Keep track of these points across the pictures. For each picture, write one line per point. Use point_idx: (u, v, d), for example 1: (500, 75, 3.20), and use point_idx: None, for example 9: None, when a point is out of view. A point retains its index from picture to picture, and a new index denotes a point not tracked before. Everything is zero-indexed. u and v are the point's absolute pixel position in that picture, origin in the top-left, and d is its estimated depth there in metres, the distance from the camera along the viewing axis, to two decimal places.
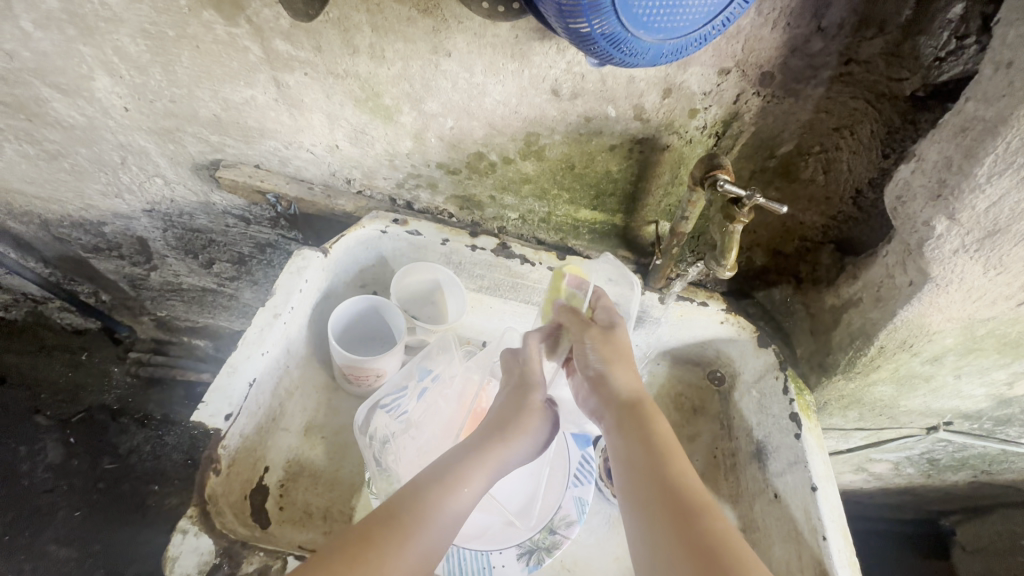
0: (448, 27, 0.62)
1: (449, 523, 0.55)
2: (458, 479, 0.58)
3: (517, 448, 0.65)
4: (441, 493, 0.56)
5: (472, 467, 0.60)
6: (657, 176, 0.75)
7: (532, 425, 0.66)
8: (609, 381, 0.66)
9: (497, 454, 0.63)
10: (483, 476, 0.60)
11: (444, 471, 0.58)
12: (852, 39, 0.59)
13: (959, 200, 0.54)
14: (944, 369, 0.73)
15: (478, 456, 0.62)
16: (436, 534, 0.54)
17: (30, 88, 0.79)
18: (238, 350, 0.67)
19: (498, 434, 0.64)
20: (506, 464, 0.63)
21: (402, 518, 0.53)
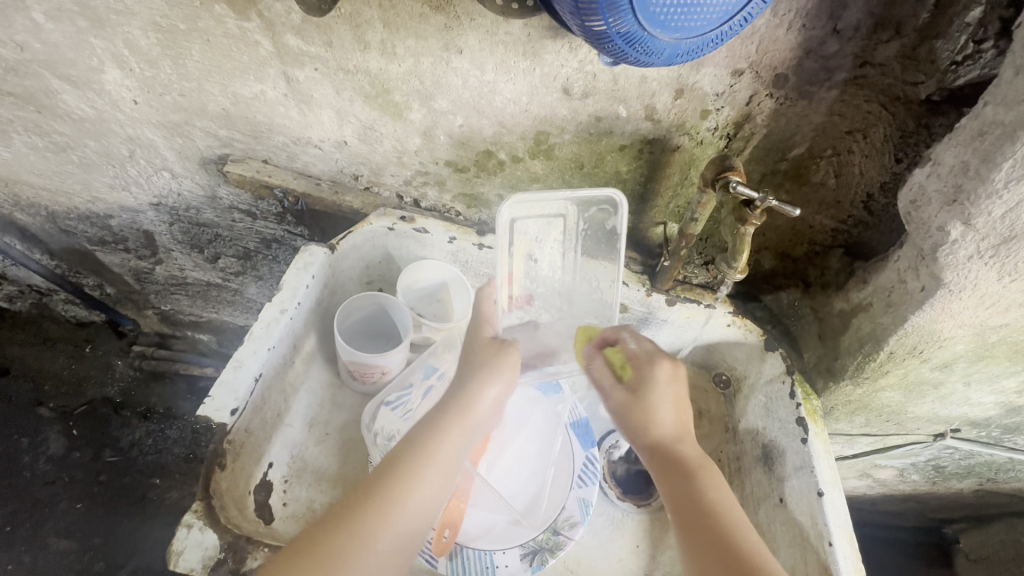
0: (460, 24, 0.61)
1: (423, 494, 0.57)
2: (435, 434, 0.60)
3: (484, 395, 0.63)
4: (418, 448, 0.58)
5: (437, 437, 0.60)
6: (666, 177, 0.75)
7: (495, 367, 0.64)
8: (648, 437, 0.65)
9: (458, 406, 0.62)
10: (451, 439, 0.60)
11: (408, 449, 0.59)
12: (869, 41, 0.58)
13: (975, 205, 0.54)
14: (954, 375, 0.72)
15: (443, 421, 0.61)
16: (411, 510, 0.56)
17: (40, 80, 0.79)
18: (244, 345, 0.67)
19: (460, 390, 0.63)
20: (476, 416, 0.62)
21: (369, 504, 0.55)
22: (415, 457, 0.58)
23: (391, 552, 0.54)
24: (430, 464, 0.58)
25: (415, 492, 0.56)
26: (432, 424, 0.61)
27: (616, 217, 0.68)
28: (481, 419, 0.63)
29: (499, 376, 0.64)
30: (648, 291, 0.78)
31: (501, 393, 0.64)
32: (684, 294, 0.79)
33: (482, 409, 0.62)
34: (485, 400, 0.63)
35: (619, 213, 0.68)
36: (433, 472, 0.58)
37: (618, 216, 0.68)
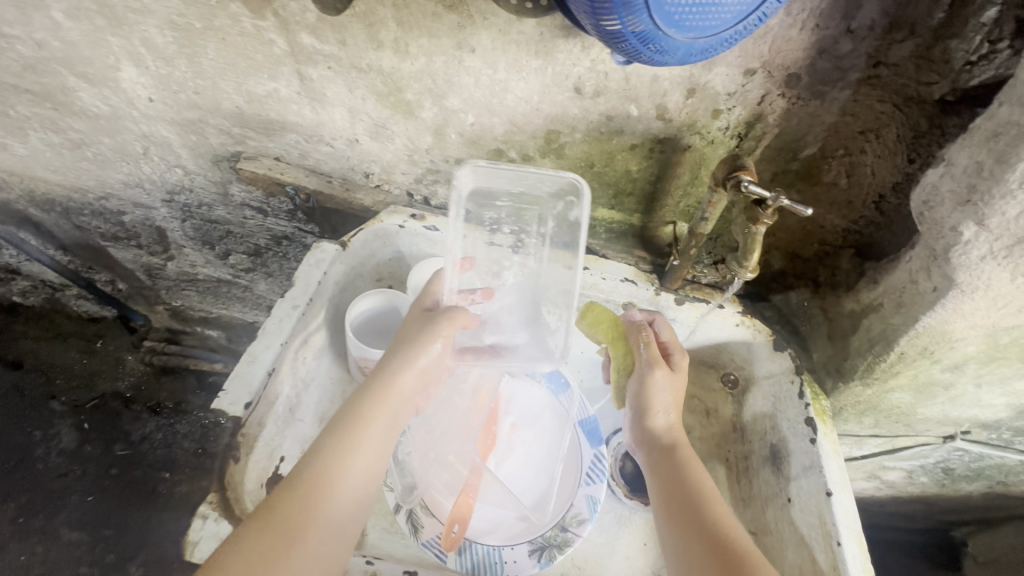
0: (473, 23, 0.62)
1: (354, 467, 0.60)
2: (358, 418, 0.62)
3: (406, 372, 0.64)
4: (346, 432, 0.61)
5: (364, 419, 0.62)
6: (677, 176, 0.75)
7: (418, 339, 0.65)
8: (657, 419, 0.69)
9: (381, 387, 0.63)
10: (379, 420, 0.62)
11: (335, 435, 0.61)
12: (882, 41, 0.58)
13: (989, 206, 0.53)
14: (965, 377, 0.72)
15: (368, 403, 0.62)
16: (344, 490, 0.59)
17: (57, 78, 0.80)
18: (258, 340, 0.70)
19: (382, 371, 0.64)
20: (402, 393, 0.64)
21: (302, 488, 0.57)
22: (343, 440, 0.60)
23: (334, 529, 0.57)
24: (359, 444, 0.61)
25: (345, 473, 0.59)
26: (356, 406, 0.62)
27: (579, 204, 0.68)
28: (408, 396, 0.65)
29: (421, 349, 0.65)
30: (656, 289, 0.79)
31: (429, 367, 0.65)
32: (692, 293, 0.79)
33: (405, 385, 0.64)
34: (408, 378, 0.64)
35: (580, 199, 0.67)
36: (362, 453, 0.61)
37: (580, 203, 0.67)
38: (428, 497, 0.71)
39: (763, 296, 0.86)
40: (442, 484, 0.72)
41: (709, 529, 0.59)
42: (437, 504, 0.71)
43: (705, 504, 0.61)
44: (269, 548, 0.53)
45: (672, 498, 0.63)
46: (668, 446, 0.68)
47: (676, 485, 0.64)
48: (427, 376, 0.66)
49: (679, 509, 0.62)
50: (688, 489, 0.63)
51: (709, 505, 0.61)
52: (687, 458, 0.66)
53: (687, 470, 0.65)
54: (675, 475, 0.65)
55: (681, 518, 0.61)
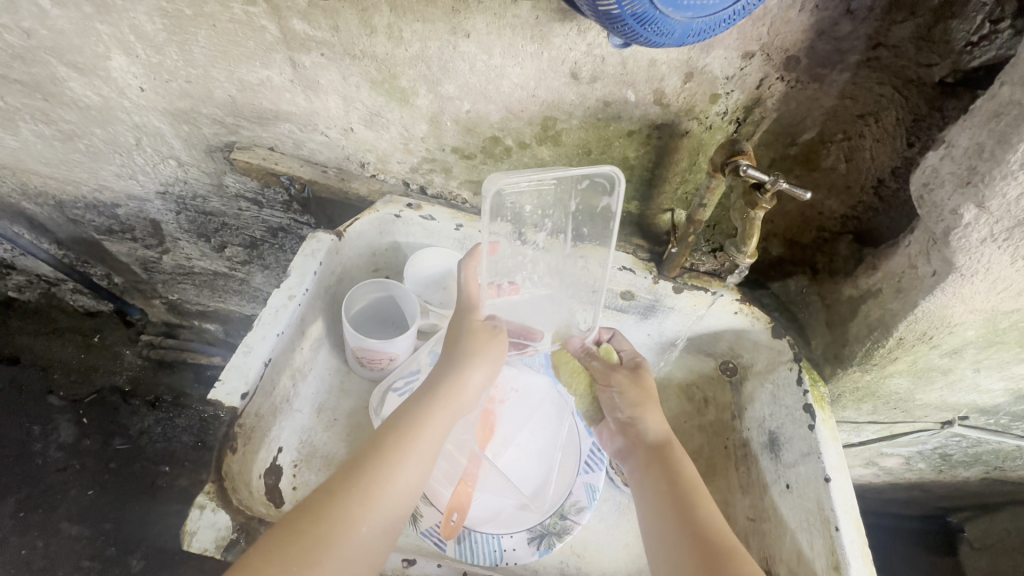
0: (467, 7, 0.61)
1: (415, 466, 0.59)
2: (421, 419, 0.62)
3: (470, 380, 0.67)
4: (408, 430, 0.61)
5: (426, 420, 0.62)
6: (675, 163, 0.74)
7: (483, 352, 0.68)
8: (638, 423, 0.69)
9: (447, 392, 0.65)
10: (440, 422, 0.63)
11: (394, 432, 0.61)
12: (883, 22, 0.57)
13: (989, 187, 0.53)
14: (963, 362, 0.72)
15: (435, 406, 0.64)
16: (402, 486, 0.58)
17: (46, 67, 0.79)
18: (254, 330, 0.68)
19: (449, 377, 0.66)
20: (464, 398, 0.66)
21: (362, 478, 0.57)
22: (406, 438, 0.60)
23: (385, 525, 0.56)
24: (420, 443, 0.61)
25: (405, 469, 0.59)
26: (420, 406, 0.63)
27: (610, 196, 0.63)
28: (467, 403, 0.67)
29: (483, 361, 0.68)
30: (654, 278, 0.79)
31: (488, 378, 0.69)
32: (691, 282, 0.78)
33: (468, 390, 0.66)
34: (472, 383, 0.67)
35: (613, 193, 0.62)
36: (422, 452, 0.60)
37: (613, 195, 0.63)
38: (427, 487, 0.71)
39: (762, 284, 0.86)
40: (441, 473, 0.72)
41: (696, 526, 0.59)
42: (437, 492, 0.71)
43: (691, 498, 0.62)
44: (321, 535, 0.53)
45: (659, 494, 0.63)
46: (655, 444, 0.68)
47: (667, 482, 0.64)
48: (484, 387, 0.69)
49: (667, 504, 0.62)
50: (677, 484, 0.63)
51: (695, 503, 0.61)
52: (673, 455, 0.66)
53: (672, 467, 0.65)
54: (664, 472, 0.65)
55: (667, 512, 0.61)
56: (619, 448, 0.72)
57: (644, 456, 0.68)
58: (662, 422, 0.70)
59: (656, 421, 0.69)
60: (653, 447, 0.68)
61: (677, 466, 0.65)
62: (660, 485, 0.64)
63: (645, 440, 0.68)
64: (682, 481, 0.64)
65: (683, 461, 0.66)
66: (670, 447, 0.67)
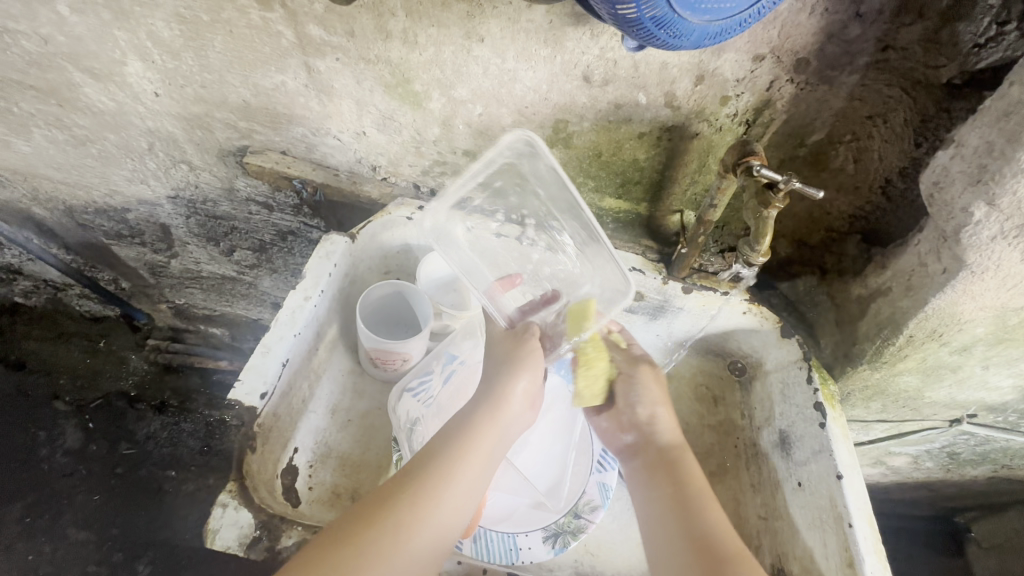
0: (482, 12, 0.62)
1: (463, 478, 0.60)
2: (469, 430, 0.63)
3: (515, 389, 0.65)
4: (456, 442, 0.62)
5: (472, 431, 0.63)
6: (685, 164, 0.75)
7: (522, 360, 0.65)
8: (655, 425, 0.73)
9: (490, 405, 0.64)
10: (488, 434, 0.63)
11: (444, 444, 0.62)
12: (891, 25, 0.58)
13: (1000, 185, 0.54)
14: (972, 359, 0.73)
15: (477, 420, 0.63)
16: (450, 498, 0.59)
17: (62, 73, 0.80)
18: (271, 331, 0.68)
19: (494, 388, 0.65)
20: (508, 410, 0.64)
21: (412, 488, 0.58)
22: (454, 450, 0.61)
23: (436, 535, 0.58)
24: (468, 456, 0.61)
25: (453, 480, 0.60)
26: (469, 418, 0.64)
27: (535, 151, 0.64)
28: (514, 413, 0.65)
29: (526, 369, 0.65)
30: (664, 278, 0.79)
31: (535, 386, 0.66)
32: (701, 282, 0.79)
33: (512, 400, 0.65)
34: (517, 392, 0.65)
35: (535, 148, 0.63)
36: (471, 464, 0.61)
37: (535, 149, 0.63)
38: None
39: (770, 284, 0.87)
40: None
41: (699, 527, 0.61)
42: None
43: (695, 501, 0.64)
44: (371, 542, 0.55)
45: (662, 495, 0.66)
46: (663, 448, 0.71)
47: (675, 485, 0.66)
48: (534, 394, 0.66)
49: (672, 506, 0.65)
50: (687, 487, 0.65)
51: (701, 507, 0.63)
52: (681, 458, 0.69)
53: (679, 470, 0.68)
54: (672, 475, 0.67)
55: (675, 515, 0.63)
56: (624, 446, 0.75)
57: (654, 457, 0.71)
58: (669, 426, 0.73)
59: (667, 424, 0.73)
60: (665, 449, 0.71)
61: (686, 470, 0.68)
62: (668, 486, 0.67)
63: (658, 441, 0.72)
64: (690, 482, 0.66)
65: (694, 467, 0.68)
66: (684, 452, 0.70)
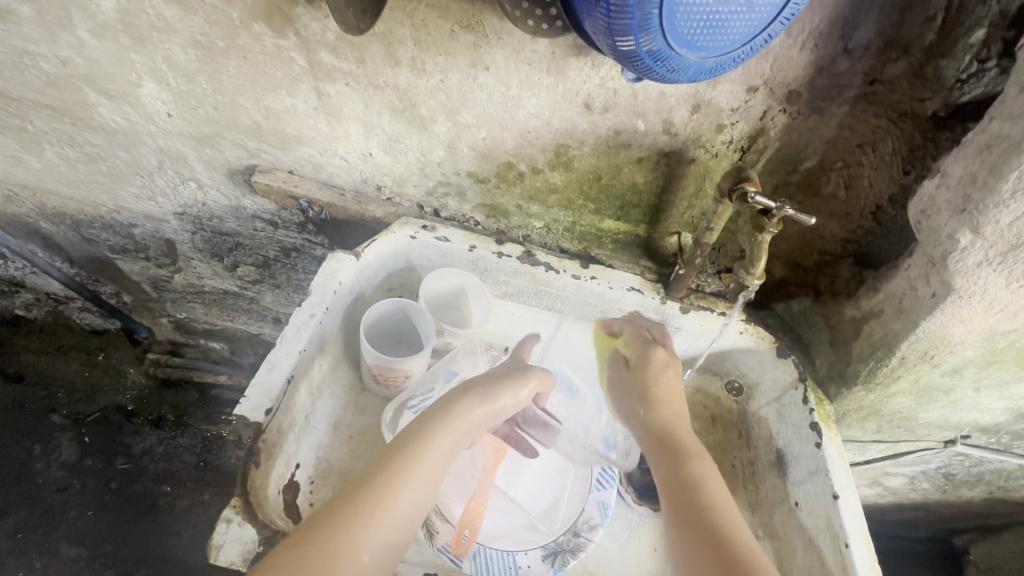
0: (488, 42, 0.65)
1: (417, 491, 0.59)
2: (427, 443, 0.61)
3: (480, 406, 0.65)
4: (411, 455, 0.60)
5: (426, 444, 0.61)
6: (681, 189, 0.78)
7: (502, 387, 0.67)
8: (656, 410, 0.72)
9: (452, 416, 0.64)
10: (444, 446, 0.62)
11: (399, 456, 0.60)
12: (878, 60, 0.62)
13: (984, 214, 0.56)
14: (964, 381, 0.74)
15: (436, 435, 0.62)
16: (401, 516, 0.58)
17: (79, 94, 0.82)
18: (276, 347, 0.70)
19: (457, 402, 0.65)
20: (470, 427, 0.64)
21: (365, 504, 0.57)
22: (410, 463, 0.60)
23: (388, 547, 0.57)
24: (425, 468, 0.60)
25: (408, 494, 0.59)
26: (426, 429, 0.62)
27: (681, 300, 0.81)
28: (475, 428, 0.65)
29: (503, 392, 0.67)
30: (662, 299, 0.81)
31: (501, 407, 0.67)
32: (697, 303, 0.81)
33: (476, 420, 0.64)
34: (480, 407, 0.65)
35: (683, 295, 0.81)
36: (426, 476, 0.60)
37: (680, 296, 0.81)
38: (439, 502, 0.71)
39: (765, 305, 0.88)
40: (454, 489, 0.71)
41: (717, 530, 0.60)
42: (448, 510, 0.71)
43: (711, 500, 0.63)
44: (324, 561, 0.53)
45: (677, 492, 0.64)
46: (672, 438, 0.69)
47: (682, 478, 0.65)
48: (499, 412, 0.67)
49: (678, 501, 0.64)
50: (689, 482, 0.65)
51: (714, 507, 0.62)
52: (687, 445, 0.68)
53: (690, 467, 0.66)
54: (675, 467, 0.66)
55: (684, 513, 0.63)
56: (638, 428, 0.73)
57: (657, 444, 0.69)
58: (675, 416, 0.72)
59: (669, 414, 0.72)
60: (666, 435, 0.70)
61: (696, 464, 0.66)
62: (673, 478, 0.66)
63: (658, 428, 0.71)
64: (696, 474, 0.66)
65: (698, 454, 0.68)
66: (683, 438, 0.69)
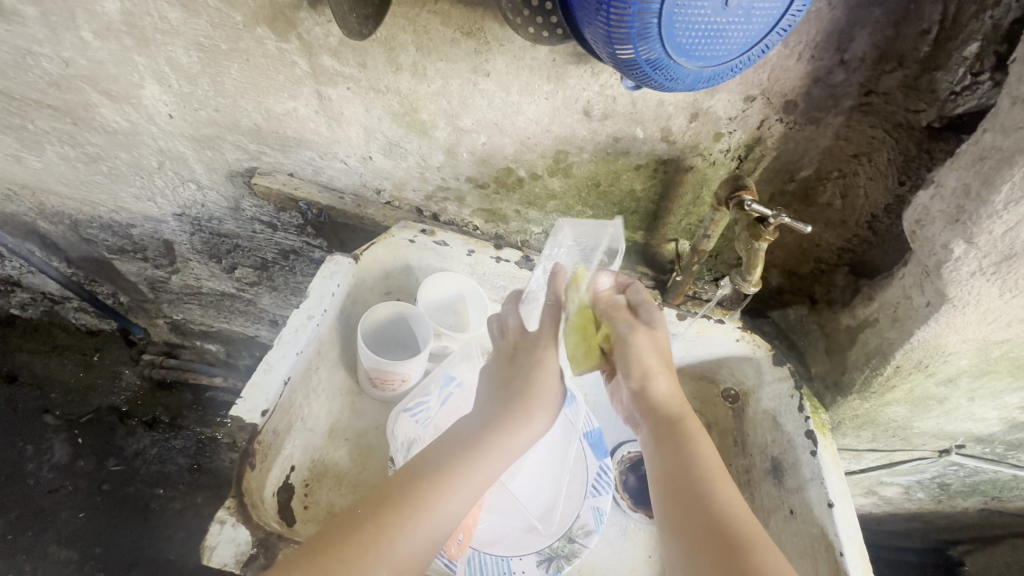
0: (489, 49, 0.65)
1: (459, 499, 0.60)
2: (481, 452, 0.64)
3: (532, 425, 0.69)
4: (466, 459, 0.63)
5: (475, 456, 0.63)
6: (679, 196, 0.78)
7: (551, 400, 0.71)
8: (651, 388, 0.70)
9: (502, 429, 0.67)
10: (493, 461, 0.64)
11: (452, 461, 0.62)
12: (873, 72, 0.63)
13: (977, 225, 0.57)
14: (958, 391, 0.75)
15: (485, 447, 0.64)
16: (440, 528, 0.59)
17: (80, 94, 0.83)
18: (273, 349, 0.70)
19: (511, 417, 0.68)
20: (520, 444, 0.67)
21: (412, 499, 0.58)
22: (461, 467, 0.62)
23: (424, 549, 0.57)
24: (474, 473, 0.62)
25: (454, 498, 0.60)
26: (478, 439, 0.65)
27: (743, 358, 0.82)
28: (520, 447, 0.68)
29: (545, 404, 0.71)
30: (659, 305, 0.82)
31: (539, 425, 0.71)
32: (694, 309, 0.82)
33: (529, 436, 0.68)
34: (530, 420, 0.68)
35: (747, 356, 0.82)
36: (475, 483, 0.62)
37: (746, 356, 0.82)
38: None
39: (762, 312, 0.89)
40: None
41: (715, 516, 0.59)
42: None
43: (706, 489, 0.61)
44: (361, 544, 0.54)
45: (671, 477, 0.63)
46: (671, 421, 0.68)
47: (680, 463, 0.64)
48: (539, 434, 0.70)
49: (677, 485, 0.62)
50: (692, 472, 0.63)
51: (713, 487, 0.61)
52: (688, 431, 0.67)
53: (689, 451, 0.65)
54: (677, 448, 0.65)
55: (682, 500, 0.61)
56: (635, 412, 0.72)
57: (656, 429, 0.68)
58: (678, 394, 0.71)
59: (667, 393, 0.70)
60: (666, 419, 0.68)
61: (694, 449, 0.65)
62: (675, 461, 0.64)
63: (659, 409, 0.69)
64: (698, 463, 0.64)
65: (699, 442, 0.66)
66: (683, 424, 0.68)
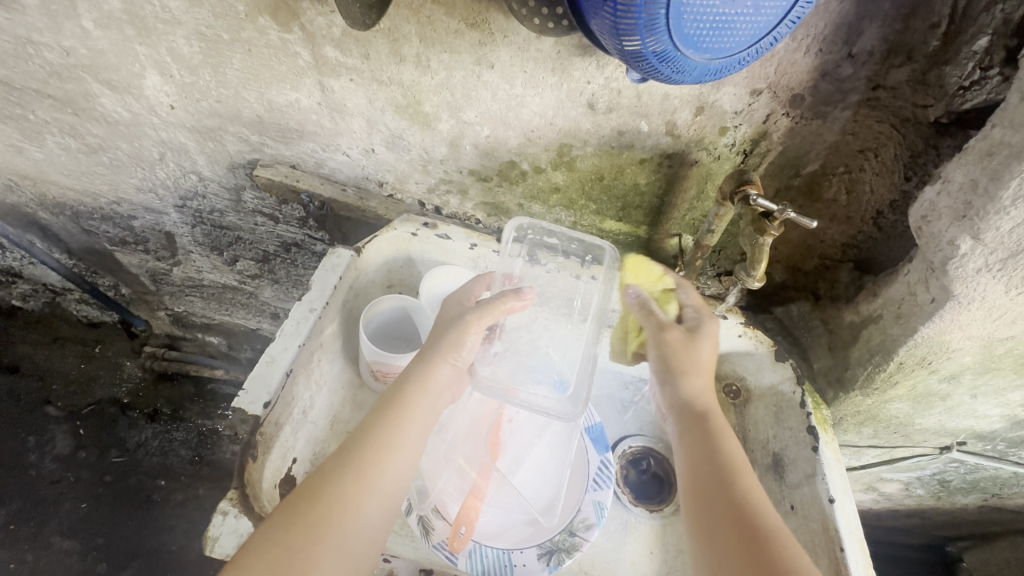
0: (493, 40, 0.65)
1: (397, 456, 0.62)
2: (400, 405, 0.64)
3: (445, 365, 0.67)
4: (394, 417, 0.64)
5: (407, 413, 0.64)
6: (682, 191, 0.78)
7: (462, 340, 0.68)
8: (682, 386, 0.72)
9: (420, 377, 0.66)
10: (419, 411, 0.65)
11: (380, 422, 0.63)
12: (881, 66, 0.62)
13: (984, 221, 0.56)
14: (961, 387, 0.75)
15: (412, 398, 0.65)
16: (389, 485, 0.61)
17: (81, 84, 0.82)
18: (275, 342, 0.71)
19: (422, 363, 0.67)
20: (441, 390, 0.67)
21: (353, 462, 0.60)
22: (391, 426, 0.63)
23: (383, 505, 0.60)
24: (405, 424, 0.64)
25: (391, 455, 0.62)
26: (400, 395, 0.65)
27: (748, 355, 0.82)
28: (443, 389, 0.68)
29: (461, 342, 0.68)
30: None
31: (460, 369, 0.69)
32: None
33: (443, 378, 0.67)
34: (443, 376, 0.67)
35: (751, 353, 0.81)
36: (410, 435, 0.64)
37: (749, 354, 0.82)
38: (438, 499, 0.73)
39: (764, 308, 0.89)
40: (452, 486, 0.74)
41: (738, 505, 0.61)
42: (446, 506, 0.73)
43: (733, 481, 0.63)
44: (317, 513, 0.56)
45: (698, 466, 0.66)
46: (700, 412, 0.70)
47: (708, 453, 0.66)
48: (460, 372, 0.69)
49: (705, 473, 0.64)
50: (719, 460, 0.65)
51: (737, 477, 0.63)
52: (716, 424, 0.69)
53: (720, 443, 0.67)
54: (705, 439, 0.67)
55: (708, 489, 0.63)
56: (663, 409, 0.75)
57: (686, 421, 0.70)
58: (709, 392, 0.72)
59: (696, 389, 0.72)
60: (694, 413, 0.70)
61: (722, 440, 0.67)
62: (703, 451, 0.66)
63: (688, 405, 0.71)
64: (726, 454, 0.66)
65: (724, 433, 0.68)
66: (710, 416, 0.70)
